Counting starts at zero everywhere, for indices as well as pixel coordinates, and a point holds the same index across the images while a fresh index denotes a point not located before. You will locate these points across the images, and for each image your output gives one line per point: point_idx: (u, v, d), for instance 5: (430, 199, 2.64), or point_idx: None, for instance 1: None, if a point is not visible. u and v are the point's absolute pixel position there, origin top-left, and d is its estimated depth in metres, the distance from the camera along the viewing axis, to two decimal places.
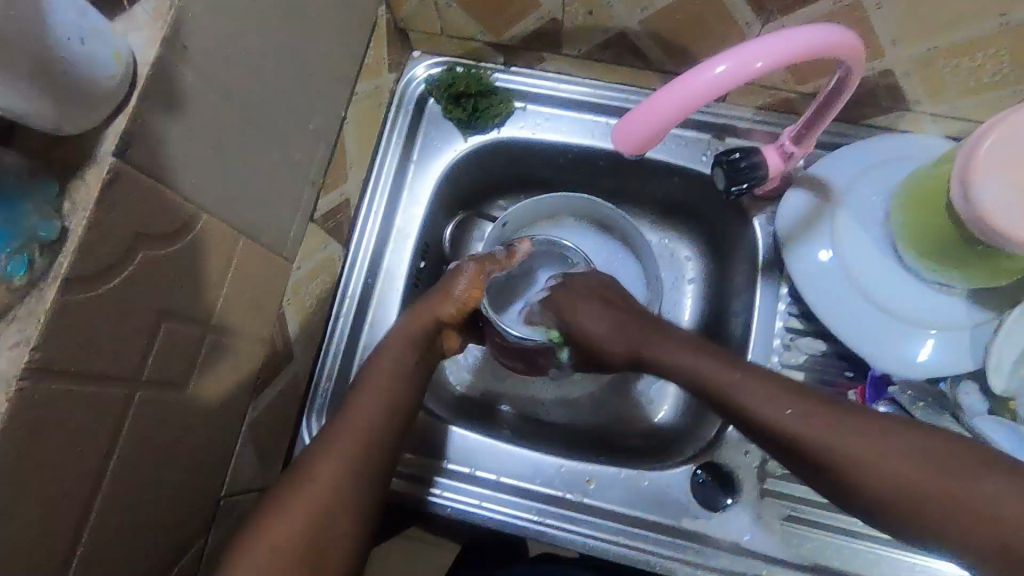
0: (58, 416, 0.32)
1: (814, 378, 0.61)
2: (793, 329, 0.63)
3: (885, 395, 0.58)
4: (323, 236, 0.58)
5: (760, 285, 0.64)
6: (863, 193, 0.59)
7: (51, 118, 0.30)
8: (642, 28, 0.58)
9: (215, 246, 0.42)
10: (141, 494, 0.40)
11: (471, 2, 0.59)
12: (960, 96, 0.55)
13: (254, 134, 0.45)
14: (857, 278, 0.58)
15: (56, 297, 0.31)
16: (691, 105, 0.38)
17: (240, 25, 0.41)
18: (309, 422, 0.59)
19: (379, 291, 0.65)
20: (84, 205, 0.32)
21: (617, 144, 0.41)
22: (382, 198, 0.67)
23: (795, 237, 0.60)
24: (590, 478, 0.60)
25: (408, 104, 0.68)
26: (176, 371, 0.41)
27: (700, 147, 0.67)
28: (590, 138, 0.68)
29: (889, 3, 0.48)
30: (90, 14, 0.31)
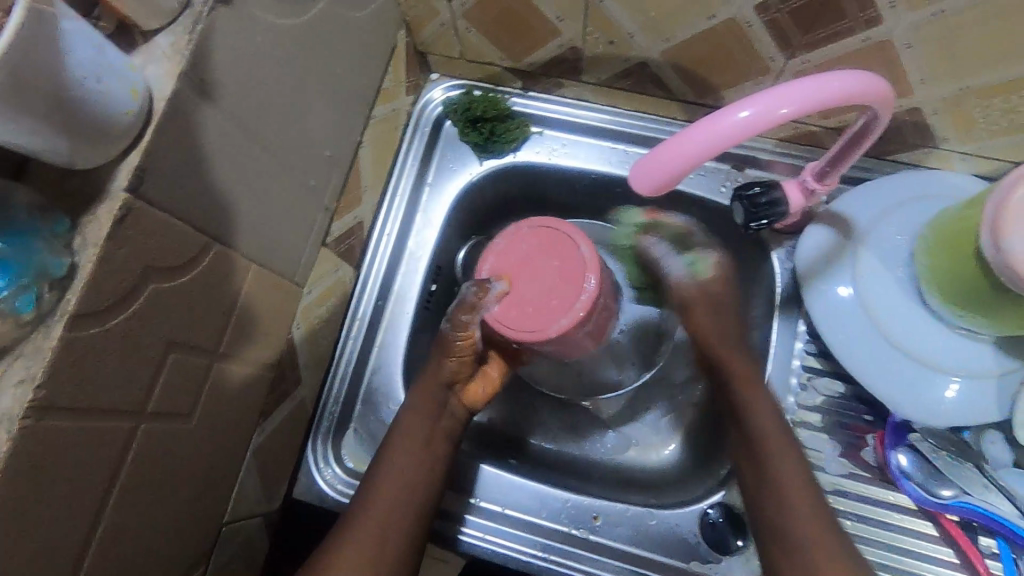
0: (62, 452, 0.32)
1: (830, 420, 0.60)
2: (810, 368, 0.61)
3: (905, 440, 0.56)
4: (336, 259, 0.58)
5: (777, 322, 0.62)
6: (887, 232, 0.57)
7: (66, 153, 0.30)
8: (664, 58, 0.57)
9: (226, 274, 0.42)
10: (143, 525, 0.40)
11: (491, 29, 0.59)
12: (989, 136, 0.53)
13: (268, 162, 0.45)
14: (879, 320, 0.56)
15: (63, 334, 0.30)
16: (713, 149, 0.37)
17: (258, 55, 0.41)
18: (313, 446, 0.59)
19: (390, 313, 0.65)
20: (94, 241, 0.32)
21: (634, 183, 0.40)
22: (395, 220, 0.66)
23: (814, 274, 0.59)
24: (597, 515, 0.59)
25: (424, 125, 0.68)
26: (183, 401, 0.41)
27: (719, 177, 0.66)
28: (606, 164, 0.67)
29: (919, 43, 0.46)
30: (108, 51, 0.31)
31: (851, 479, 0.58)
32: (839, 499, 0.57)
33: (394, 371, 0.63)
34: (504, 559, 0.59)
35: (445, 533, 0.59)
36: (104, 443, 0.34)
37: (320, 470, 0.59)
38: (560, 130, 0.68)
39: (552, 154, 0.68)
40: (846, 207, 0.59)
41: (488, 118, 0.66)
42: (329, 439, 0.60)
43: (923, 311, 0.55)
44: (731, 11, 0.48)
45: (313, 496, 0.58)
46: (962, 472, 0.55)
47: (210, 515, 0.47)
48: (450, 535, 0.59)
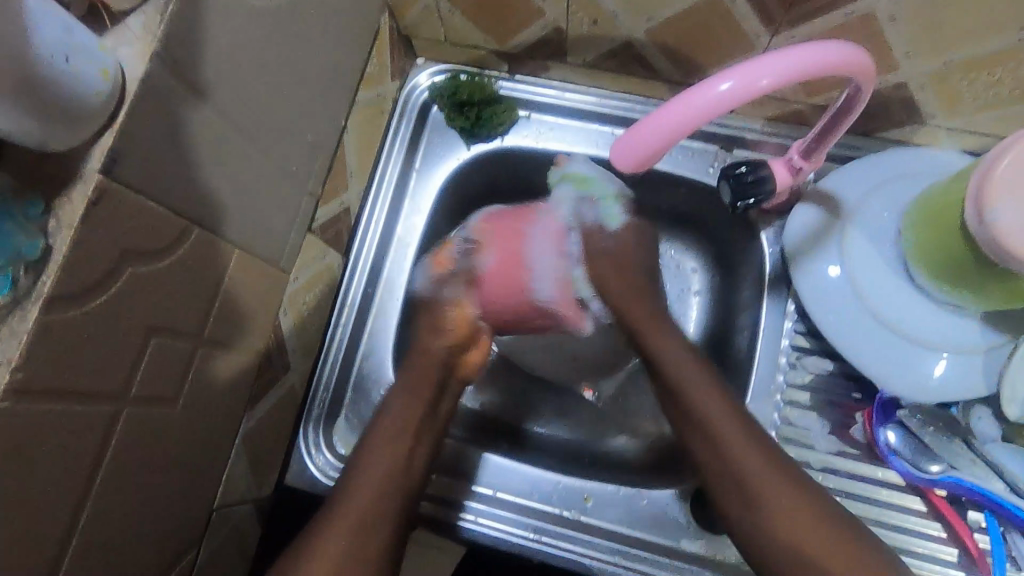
0: (43, 436, 0.32)
1: (820, 398, 0.60)
2: (799, 347, 0.61)
3: (893, 418, 0.56)
4: (322, 246, 0.58)
5: (766, 303, 0.62)
6: (874, 209, 0.57)
7: (37, 136, 0.30)
8: (649, 38, 0.57)
9: (208, 260, 0.42)
10: (130, 508, 0.40)
11: (475, 11, 0.58)
12: (975, 111, 0.53)
13: (250, 147, 0.45)
14: (865, 296, 0.56)
15: (39, 315, 0.30)
16: (694, 122, 0.37)
17: (235, 38, 0.41)
18: (305, 433, 0.60)
19: (379, 300, 0.65)
20: (69, 222, 0.31)
21: (616, 161, 0.40)
22: (383, 206, 0.66)
23: (802, 252, 0.59)
24: (588, 496, 0.60)
25: (411, 111, 0.67)
26: (167, 386, 0.40)
27: (707, 158, 0.65)
28: (594, 147, 0.67)
29: (902, 16, 0.46)
30: (77, 31, 0.31)
31: (840, 456, 0.58)
32: (828, 477, 0.57)
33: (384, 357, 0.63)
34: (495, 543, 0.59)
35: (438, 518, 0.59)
36: (85, 427, 0.34)
37: (312, 457, 0.59)
38: (546, 112, 0.68)
39: (539, 136, 0.68)
40: (834, 184, 0.59)
41: (475, 102, 0.65)
42: (321, 426, 0.60)
43: (909, 288, 0.55)
44: None
45: (306, 481, 0.59)
46: (949, 446, 0.55)
47: (200, 501, 0.47)
48: (460, 524, 0.59)
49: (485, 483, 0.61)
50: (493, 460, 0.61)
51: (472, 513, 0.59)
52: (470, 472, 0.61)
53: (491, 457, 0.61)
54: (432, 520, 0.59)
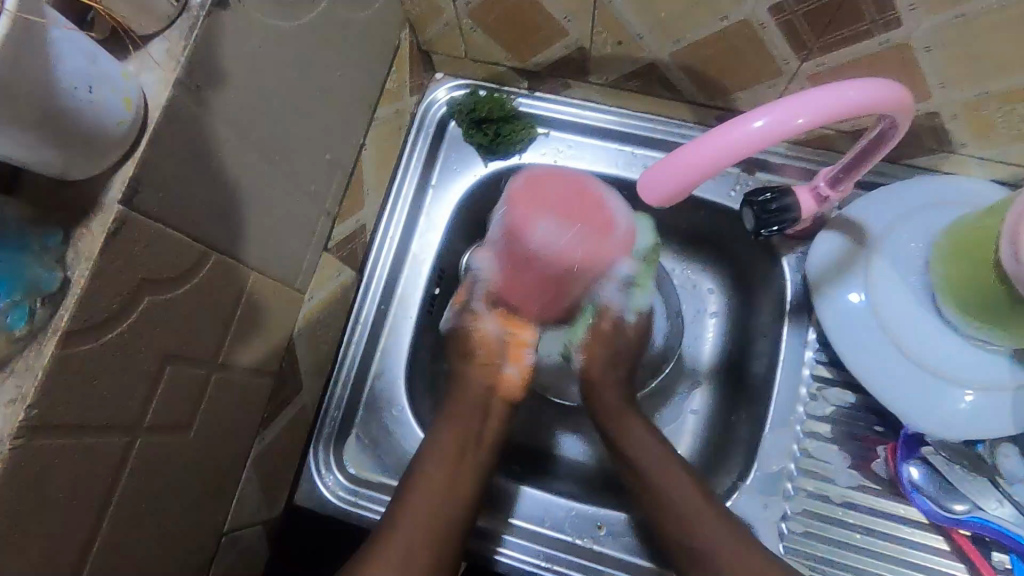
0: (57, 471, 0.31)
1: (841, 431, 0.58)
2: (820, 377, 0.59)
3: (917, 453, 0.55)
4: (337, 264, 0.57)
5: (787, 330, 0.61)
6: (902, 240, 0.56)
7: (57, 165, 0.29)
8: (673, 60, 0.56)
9: (226, 285, 0.41)
10: (141, 537, 0.39)
11: (497, 29, 0.57)
12: (1007, 142, 0.52)
13: (269, 167, 0.44)
14: (890, 329, 0.55)
15: (56, 351, 0.30)
16: (725, 159, 0.36)
17: (256, 59, 0.40)
18: (315, 453, 0.59)
19: (392, 317, 0.64)
20: (88, 254, 0.31)
21: (642, 193, 0.40)
22: (398, 222, 0.65)
23: (826, 281, 0.58)
24: (601, 524, 0.59)
25: (428, 126, 0.67)
26: (181, 413, 0.40)
27: (729, 181, 0.64)
28: (613, 167, 0.66)
29: (938, 46, 0.45)
30: (100, 59, 0.30)
31: (861, 491, 0.57)
32: (848, 512, 0.56)
33: (397, 375, 0.62)
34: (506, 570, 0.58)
35: (477, 552, 0.58)
36: (98, 461, 0.34)
37: (322, 477, 0.58)
38: (566, 130, 0.67)
39: (558, 152, 0.67)
40: (861, 212, 0.58)
41: (493, 119, 0.65)
42: (331, 445, 0.60)
43: (936, 321, 0.54)
44: (744, 12, 0.47)
45: (316, 502, 0.58)
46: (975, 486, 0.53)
47: (211, 526, 0.46)
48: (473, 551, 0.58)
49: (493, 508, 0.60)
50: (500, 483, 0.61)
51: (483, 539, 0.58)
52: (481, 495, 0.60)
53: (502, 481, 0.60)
54: (477, 555, 0.58)
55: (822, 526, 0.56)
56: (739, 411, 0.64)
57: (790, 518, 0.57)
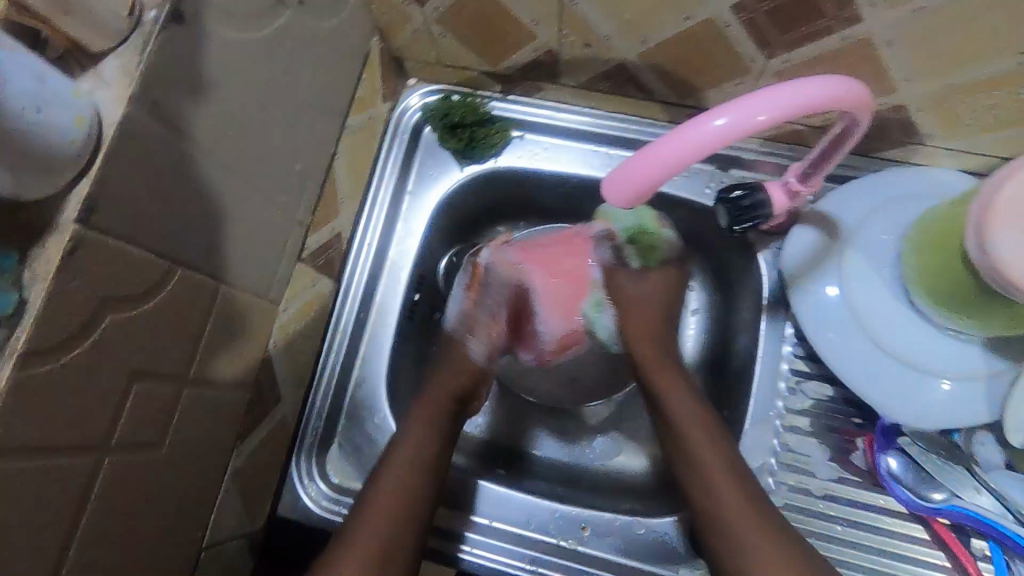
0: (18, 496, 0.31)
1: (821, 424, 0.58)
2: (798, 371, 0.60)
3: (894, 444, 0.55)
4: (313, 274, 0.57)
5: (764, 325, 0.61)
6: (874, 233, 0.56)
7: (8, 187, 0.29)
8: (643, 61, 0.56)
9: (195, 299, 0.41)
10: (114, 557, 0.39)
11: (466, 34, 0.57)
12: (974, 132, 0.52)
13: (237, 180, 0.44)
14: (865, 321, 0.55)
15: (13, 373, 0.29)
16: (689, 158, 0.37)
17: (218, 72, 0.40)
18: (297, 464, 0.59)
19: (372, 325, 0.64)
20: (44, 275, 0.30)
21: (608, 194, 0.40)
22: (376, 229, 0.65)
23: (801, 276, 0.58)
24: (585, 525, 0.59)
25: (403, 132, 0.67)
26: (151, 429, 0.39)
27: (704, 179, 0.65)
28: (589, 168, 0.66)
29: (899, 41, 0.45)
30: (50, 79, 0.30)
31: (842, 484, 0.57)
32: (828, 504, 0.56)
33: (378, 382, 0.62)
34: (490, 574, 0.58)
35: (440, 550, 0.58)
36: (64, 483, 0.33)
37: (304, 487, 0.58)
38: (541, 131, 0.67)
39: (534, 154, 0.67)
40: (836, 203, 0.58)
41: (467, 123, 0.65)
42: (314, 454, 0.60)
43: (910, 312, 0.54)
44: (708, 11, 0.47)
45: (299, 513, 0.58)
46: (953, 475, 0.54)
47: (189, 542, 0.46)
48: (459, 556, 0.58)
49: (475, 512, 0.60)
50: (482, 486, 0.60)
51: (468, 544, 0.58)
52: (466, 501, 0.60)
53: (486, 486, 0.60)
54: (441, 555, 0.58)
55: (804, 519, 0.56)
56: (721, 408, 0.65)
57: None
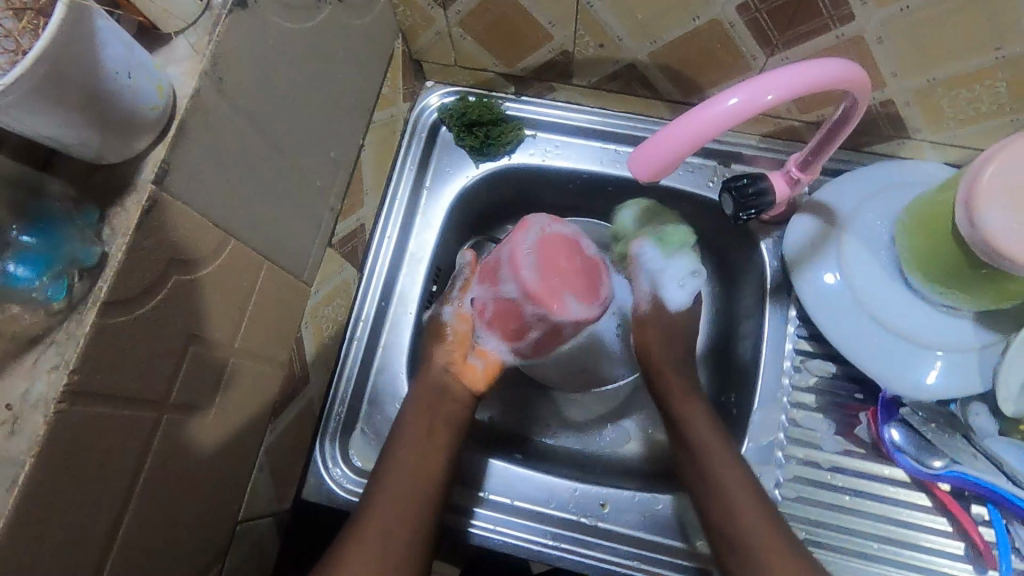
0: (93, 439, 0.32)
1: (824, 400, 0.62)
2: (803, 351, 0.63)
3: (896, 416, 0.58)
4: (340, 260, 0.59)
5: (768, 309, 0.64)
6: (869, 218, 0.60)
7: (94, 146, 0.32)
8: (652, 60, 0.60)
9: (242, 271, 0.43)
10: (164, 515, 0.40)
11: (486, 36, 0.61)
12: (957, 126, 0.57)
13: (281, 163, 0.46)
14: (864, 299, 0.59)
15: (95, 320, 0.31)
16: (707, 132, 0.40)
17: (272, 57, 0.43)
18: (321, 447, 0.60)
19: (392, 314, 0.66)
20: (124, 231, 0.33)
21: (633, 171, 0.43)
22: (396, 222, 0.68)
23: (802, 259, 0.61)
24: (604, 502, 0.61)
25: (421, 131, 0.70)
26: (203, 393, 0.41)
27: (706, 173, 0.69)
28: (598, 164, 0.70)
29: (888, 38, 0.50)
30: (136, 50, 0.32)
31: (847, 456, 0.60)
32: (836, 476, 0.59)
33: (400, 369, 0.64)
34: (513, 552, 0.59)
35: (453, 527, 0.59)
36: (129, 435, 0.35)
37: (329, 469, 0.59)
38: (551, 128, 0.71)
39: (546, 150, 0.70)
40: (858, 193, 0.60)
41: (483, 122, 0.68)
42: (338, 438, 0.61)
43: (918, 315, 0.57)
44: (714, 12, 0.51)
45: (324, 495, 0.59)
46: (951, 443, 0.57)
47: (227, 512, 0.47)
48: (480, 534, 0.59)
49: (495, 491, 0.61)
50: (505, 467, 0.62)
51: (491, 522, 0.60)
52: (485, 482, 0.62)
53: (507, 468, 0.62)
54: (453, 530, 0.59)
55: (812, 490, 0.59)
56: (728, 391, 0.68)
57: (783, 484, 0.60)
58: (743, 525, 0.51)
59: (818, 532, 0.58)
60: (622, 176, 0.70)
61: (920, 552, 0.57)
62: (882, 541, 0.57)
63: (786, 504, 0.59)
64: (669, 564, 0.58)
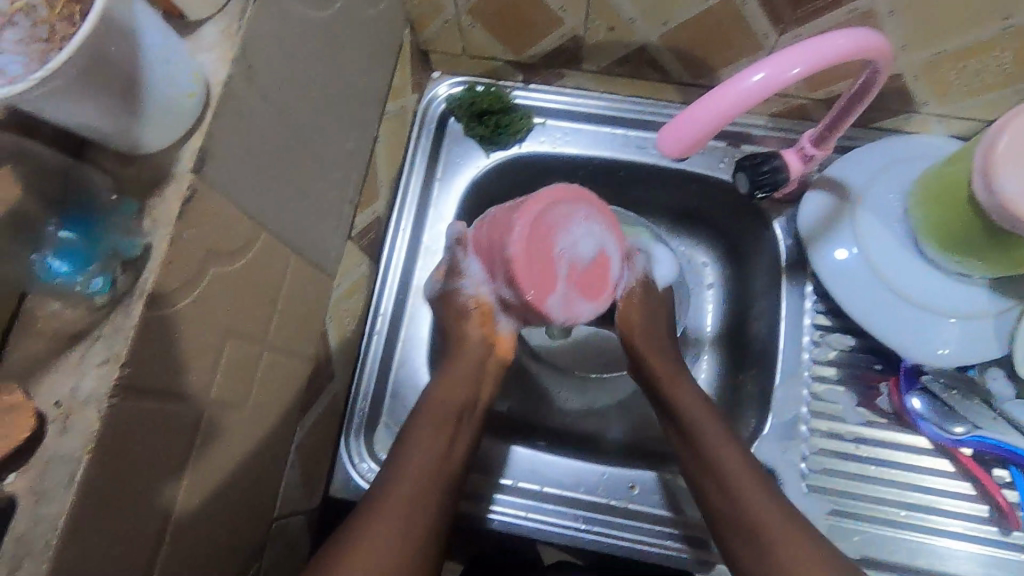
0: (143, 436, 0.32)
1: (844, 374, 0.62)
2: (821, 326, 0.64)
3: (917, 385, 0.59)
4: (359, 254, 0.59)
5: (785, 288, 0.65)
6: (882, 192, 0.61)
7: (130, 135, 0.31)
8: (663, 42, 0.60)
9: (272, 263, 0.43)
10: (206, 513, 0.39)
11: (496, 24, 0.61)
12: (965, 96, 0.58)
13: (304, 155, 0.46)
14: (882, 272, 0.60)
15: (141, 313, 0.31)
16: (733, 109, 0.40)
17: (295, 45, 0.42)
18: (347, 444, 0.59)
19: (410, 308, 0.65)
20: (164, 221, 0.32)
21: (661, 147, 0.43)
22: (409, 215, 0.67)
23: (817, 235, 0.62)
24: (633, 484, 0.61)
25: (430, 123, 0.70)
26: (239, 388, 0.40)
27: (717, 155, 0.68)
28: (609, 150, 0.70)
29: (900, 11, 0.50)
30: (170, 36, 0.32)
31: (870, 427, 0.61)
32: (861, 447, 0.60)
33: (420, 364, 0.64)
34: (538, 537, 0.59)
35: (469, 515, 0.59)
36: (174, 432, 0.34)
37: (355, 465, 0.59)
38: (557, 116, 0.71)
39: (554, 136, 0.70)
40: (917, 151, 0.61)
41: (493, 111, 0.68)
42: (362, 435, 0.60)
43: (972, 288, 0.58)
44: None
45: (352, 492, 0.58)
46: (972, 408, 0.58)
47: (263, 510, 0.47)
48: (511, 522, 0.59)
49: (524, 479, 0.62)
50: (534, 455, 0.62)
51: (522, 509, 0.60)
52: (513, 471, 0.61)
53: (534, 455, 0.62)
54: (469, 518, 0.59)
55: (838, 461, 0.60)
56: (747, 371, 0.68)
57: (810, 458, 0.60)
58: (748, 503, 0.49)
59: (846, 502, 0.59)
60: (633, 161, 0.70)
61: (945, 518, 0.58)
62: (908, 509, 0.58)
63: (814, 477, 0.60)
64: (699, 542, 0.58)
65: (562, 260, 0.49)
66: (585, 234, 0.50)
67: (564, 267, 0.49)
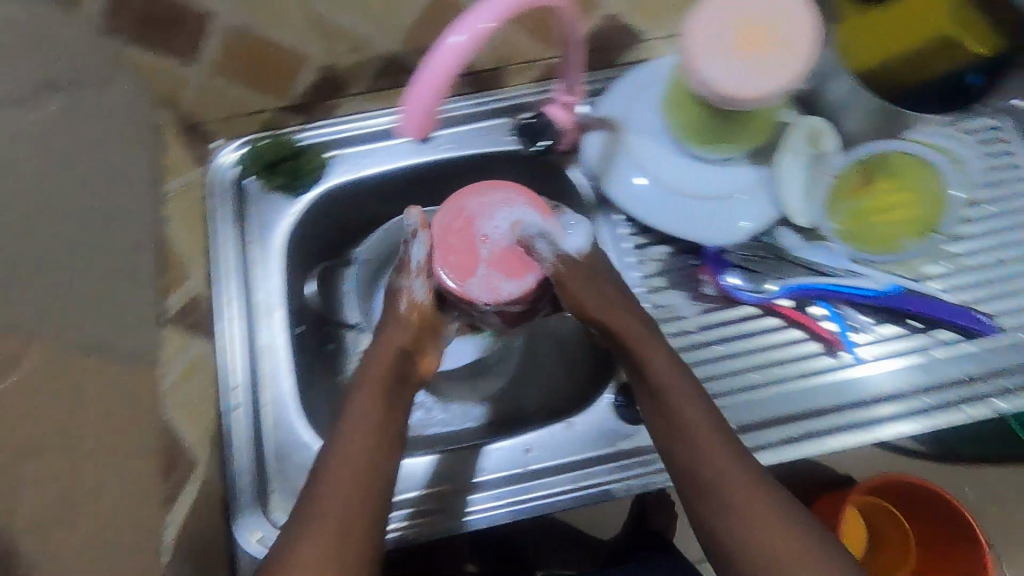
0: None
1: (671, 276, 0.69)
2: (640, 244, 0.70)
3: (728, 263, 0.67)
4: (183, 336, 0.60)
5: (597, 223, 0.71)
6: (638, 114, 0.68)
7: None
8: (405, 47, 0.65)
9: (75, 365, 0.43)
10: None
11: (249, 78, 0.63)
12: (669, 12, 0.67)
13: (70, 256, 0.46)
14: (664, 180, 0.66)
15: None
16: (446, 72, 0.43)
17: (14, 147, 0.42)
18: (240, 521, 0.59)
19: (265, 369, 0.64)
20: None
21: (405, 130, 0.46)
22: (229, 282, 0.66)
23: (605, 170, 0.68)
24: (528, 448, 0.64)
25: (226, 191, 0.69)
26: (64, 502, 0.39)
27: (502, 129, 0.72)
28: (409, 159, 0.71)
29: None
30: None
31: (705, 314, 0.67)
32: (704, 334, 0.67)
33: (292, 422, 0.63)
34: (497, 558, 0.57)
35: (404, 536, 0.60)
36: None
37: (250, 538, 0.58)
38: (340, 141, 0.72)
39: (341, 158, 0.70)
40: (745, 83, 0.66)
41: (284, 160, 0.68)
42: (257, 508, 0.59)
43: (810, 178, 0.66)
44: None
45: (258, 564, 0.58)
46: (775, 266, 0.66)
47: None
48: (435, 530, 0.61)
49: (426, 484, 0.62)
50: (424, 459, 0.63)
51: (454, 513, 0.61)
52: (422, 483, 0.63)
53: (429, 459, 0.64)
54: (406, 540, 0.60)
55: (688, 354, 0.66)
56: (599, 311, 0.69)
57: None
58: (704, 457, 0.50)
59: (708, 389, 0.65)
60: (435, 161, 0.71)
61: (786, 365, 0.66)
62: (756, 369, 0.66)
63: None
64: (648, 456, 0.63)
65: (484, 245, 0.56)
66: (508, 214, 0.57)
67: (486, 250, 0.55)
